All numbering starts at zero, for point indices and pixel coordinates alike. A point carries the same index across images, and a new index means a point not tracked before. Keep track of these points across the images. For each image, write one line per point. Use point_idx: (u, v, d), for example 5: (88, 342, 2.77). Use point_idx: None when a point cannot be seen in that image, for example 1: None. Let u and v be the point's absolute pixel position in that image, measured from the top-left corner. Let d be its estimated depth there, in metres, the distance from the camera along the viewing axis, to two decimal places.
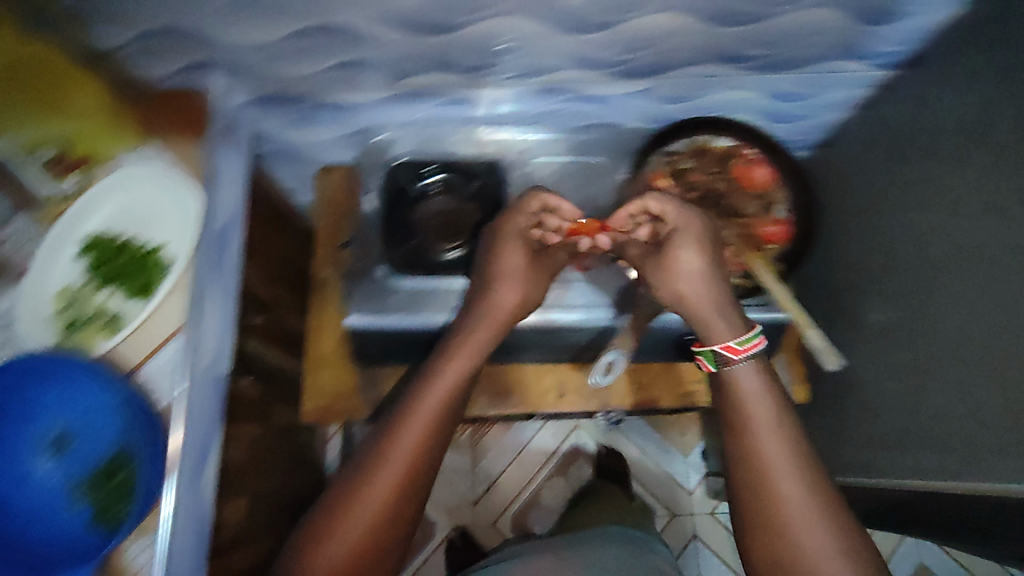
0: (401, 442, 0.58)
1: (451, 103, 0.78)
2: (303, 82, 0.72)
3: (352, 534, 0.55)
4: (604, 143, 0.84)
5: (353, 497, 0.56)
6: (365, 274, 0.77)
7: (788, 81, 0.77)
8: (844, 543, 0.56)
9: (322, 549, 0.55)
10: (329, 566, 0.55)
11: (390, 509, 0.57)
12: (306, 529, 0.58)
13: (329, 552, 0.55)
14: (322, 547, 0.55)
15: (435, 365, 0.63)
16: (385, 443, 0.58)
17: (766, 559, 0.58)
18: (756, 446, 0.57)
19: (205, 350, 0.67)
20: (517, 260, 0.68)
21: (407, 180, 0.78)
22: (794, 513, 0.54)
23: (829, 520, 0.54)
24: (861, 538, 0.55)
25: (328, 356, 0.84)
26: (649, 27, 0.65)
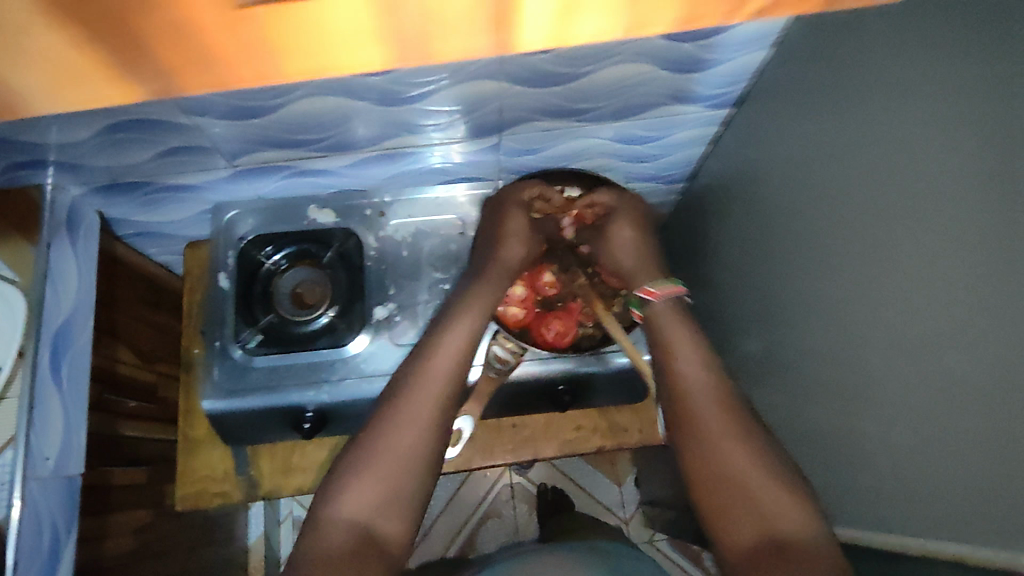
0: (408, 424, 0.58)
1: (299, 174, 0.78)
2: (132, 169, 0.71)
3: (376, 475, 0.56)
4: (452, 204, 0.82)
5: (387, 424, 0.59)
6: (223, 355, 0.75)
7: (633, 127, 0.79)
8: (725, 420, 0.59)
9: (360, 475, 0.56)
10: (399, 447, 0.57)
11: (403, 473, 0.57)
12: (341, 469, 0.58)
13: (359, 492, 0.55)
14: (352, 491, 0.55)
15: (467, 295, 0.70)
16: (408, 382, 0.61)
17: (703, 473, 0.58)
18: (688, 397, 0.61)
19: (43, 458, 0.66)
20: (507, 233, 0.74)
21: (254, 259, 0.79)
22: (744, 474, 0.56)
23: (783, 476, 0.56)
24: (738, 437, 0.58)
25: (204, 438, 0.83)
26: (477, 93, 0.66)
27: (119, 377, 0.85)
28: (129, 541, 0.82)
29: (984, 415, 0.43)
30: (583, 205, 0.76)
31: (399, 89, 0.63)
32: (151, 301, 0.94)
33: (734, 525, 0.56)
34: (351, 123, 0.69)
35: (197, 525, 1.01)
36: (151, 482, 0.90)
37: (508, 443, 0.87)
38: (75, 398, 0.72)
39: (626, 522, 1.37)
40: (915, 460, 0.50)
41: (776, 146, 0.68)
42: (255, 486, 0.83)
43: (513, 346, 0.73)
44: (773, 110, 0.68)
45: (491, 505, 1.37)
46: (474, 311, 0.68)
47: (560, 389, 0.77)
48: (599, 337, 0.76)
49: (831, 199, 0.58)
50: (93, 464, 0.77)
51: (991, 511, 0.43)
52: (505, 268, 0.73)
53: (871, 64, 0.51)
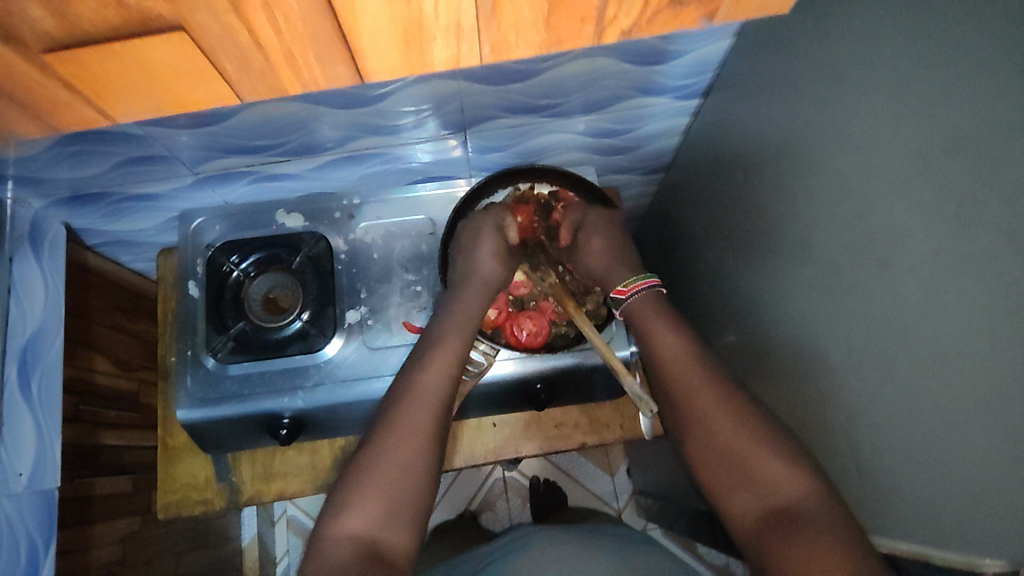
0: (406, 439, 0.61)
1: (265, 178, 0.77)
2: (94, 179, 0.70)
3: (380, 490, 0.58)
4: (422, 203, 0.82)
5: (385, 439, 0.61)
6: (196, 364, 0.75)
7: (602, 121, 0.77)
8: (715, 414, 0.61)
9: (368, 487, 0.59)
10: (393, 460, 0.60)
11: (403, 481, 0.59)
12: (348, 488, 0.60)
13: (365, 506, 0.58)
14: (362, 503, 0.58)
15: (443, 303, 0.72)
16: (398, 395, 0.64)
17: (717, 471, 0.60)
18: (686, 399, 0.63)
19: (15, 474, 0.66)
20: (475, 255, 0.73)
21: (222, 267, 0.78)
22: (745, 453, 0.58)
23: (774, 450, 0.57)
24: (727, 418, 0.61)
25: (183, 446, 0.82)
26: (439, 93, 0.65)
27: (97, 386, 0.85)
28: (115, 550, 0.82)
29: (962, 412, 0.42)
30: (542, 207, 0.78)
31: (361, 92, 0.62)
32: (126, 308, 0.93)
33: (741, 507, 0.57)
34: (314, 127, 0.67)
35: (185, 529, 1.01)
36: (135, 490, 0.90)
37: (490, 442, 0.87)
38: (47, 412, 0.72)
39: (619, 512, 1.38)
40: (888, 458, 0.50)
41: (759, 137, 0.67)
42: (237, 493, 0.83)
43: (485, 347, 0.73)
44: (752, 100, 0.67)
45: (484, 498, 1.37)
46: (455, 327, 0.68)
47: (536, 388, 0.76)
48: (572, 336, 0.74)
49: (817, 192, 0.57)
50: (73, 475, 0.77)
51: (962, 510, 0.43)
52: (486, 286, 0.72)
53: (855, 55, 0.50)
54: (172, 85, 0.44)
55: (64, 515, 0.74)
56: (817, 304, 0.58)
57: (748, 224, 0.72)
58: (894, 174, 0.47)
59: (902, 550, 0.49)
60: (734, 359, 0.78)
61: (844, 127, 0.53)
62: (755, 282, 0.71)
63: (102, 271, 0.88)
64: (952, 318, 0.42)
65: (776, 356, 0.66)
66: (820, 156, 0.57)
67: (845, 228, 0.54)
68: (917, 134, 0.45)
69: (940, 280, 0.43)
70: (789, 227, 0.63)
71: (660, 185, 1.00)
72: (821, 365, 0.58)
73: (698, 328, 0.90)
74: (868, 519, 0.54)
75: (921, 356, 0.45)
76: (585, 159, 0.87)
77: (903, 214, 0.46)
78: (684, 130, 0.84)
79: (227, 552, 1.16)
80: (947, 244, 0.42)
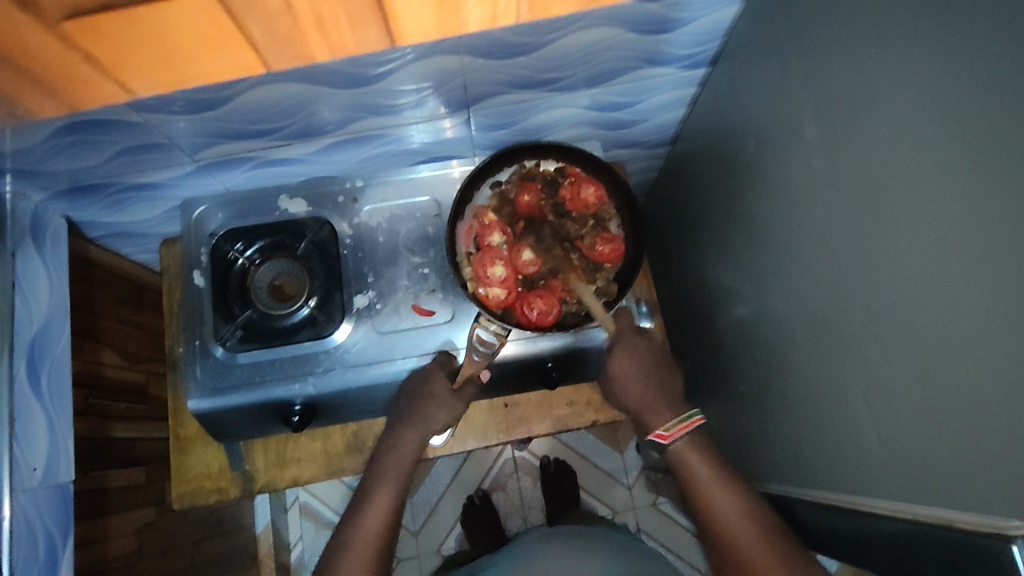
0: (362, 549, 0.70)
1: (266, 163, 0.76)
2: (93, 170, 0.69)
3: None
4: (426, 184, 0.81)
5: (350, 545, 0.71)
6: (204, 354, 0.74)
7: (607, 93, 0.76)
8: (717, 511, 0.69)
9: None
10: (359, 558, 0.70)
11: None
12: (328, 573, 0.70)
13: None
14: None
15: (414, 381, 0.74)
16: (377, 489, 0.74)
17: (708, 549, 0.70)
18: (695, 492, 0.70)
19: (30, 468, 0.66)
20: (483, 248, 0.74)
21: (226, 256, 0.77)
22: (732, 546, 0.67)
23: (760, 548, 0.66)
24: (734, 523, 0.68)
25: (195, 436, 0.82)
26: (440, 69, 0.63)
27: (106, 380, 0.84)
28: (131, 541, 0.82)
29: (979, 373, 0.42)
30: (547, 183, 0.77)
31: (361, 71, 0.60)
32: (131, 300, 0.93)
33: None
34: (314, 109, 0.66)
35: (200, 519, 1.02)
36: (149, 481, 0.90)
37: (502, 422, 0.87)
38: (58, 406, 0.71)
39: (629, 488, 1.38)
40: (904, 422, 0.49)
41: (767, 105, 0.66)
42: (251, 481, 0.83)
43: (495, 328, 0.72)
44: (760, 67, 0.66)
45: (495, 479, 1.38)
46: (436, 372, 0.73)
47: (548, 367, 0.77)
48: (585, 313, 0.73)
49: (828, 159, 0.56)
50: (86, 468, 0.77)
51: (977, 468, 0.43)
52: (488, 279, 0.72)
53: (868, 16, 0.49)
54: (196, 56, 0.50)
55: (80, 507, 0.74)
56: (830, 272, 0.58)
57: (756, 195, 0.71)
58: (909, 136, 0.46)
59: (925, 515, 0.49)
60: (745, 331, 0.77)
61: (856, 91, 0.52)
62: (765, 253, 0.70)
63: (105, 264, 0.87)
64: (971, 279, 0.42)
65: (789, 326, 0.66)
66: (831, 122, 0.55)
67: (857, 194, 0.53)
68: (934, 94, 0.44)
69: (957, 242, 0.43)
70: (798, 196, 0.62)
71: (665, 159, 0.98)
72: (836, 333, 0.57)
73: (706, 302, 0.90)
74: (883, 486, 0.54)
75: (938, 318, 0.45)
76: (589, 134, 0.86)
77: (919, 177, 0.46)
78: (690, 101, 0.83)
79: (242, 540, 1.17)
80: (966, 205, 0.42)
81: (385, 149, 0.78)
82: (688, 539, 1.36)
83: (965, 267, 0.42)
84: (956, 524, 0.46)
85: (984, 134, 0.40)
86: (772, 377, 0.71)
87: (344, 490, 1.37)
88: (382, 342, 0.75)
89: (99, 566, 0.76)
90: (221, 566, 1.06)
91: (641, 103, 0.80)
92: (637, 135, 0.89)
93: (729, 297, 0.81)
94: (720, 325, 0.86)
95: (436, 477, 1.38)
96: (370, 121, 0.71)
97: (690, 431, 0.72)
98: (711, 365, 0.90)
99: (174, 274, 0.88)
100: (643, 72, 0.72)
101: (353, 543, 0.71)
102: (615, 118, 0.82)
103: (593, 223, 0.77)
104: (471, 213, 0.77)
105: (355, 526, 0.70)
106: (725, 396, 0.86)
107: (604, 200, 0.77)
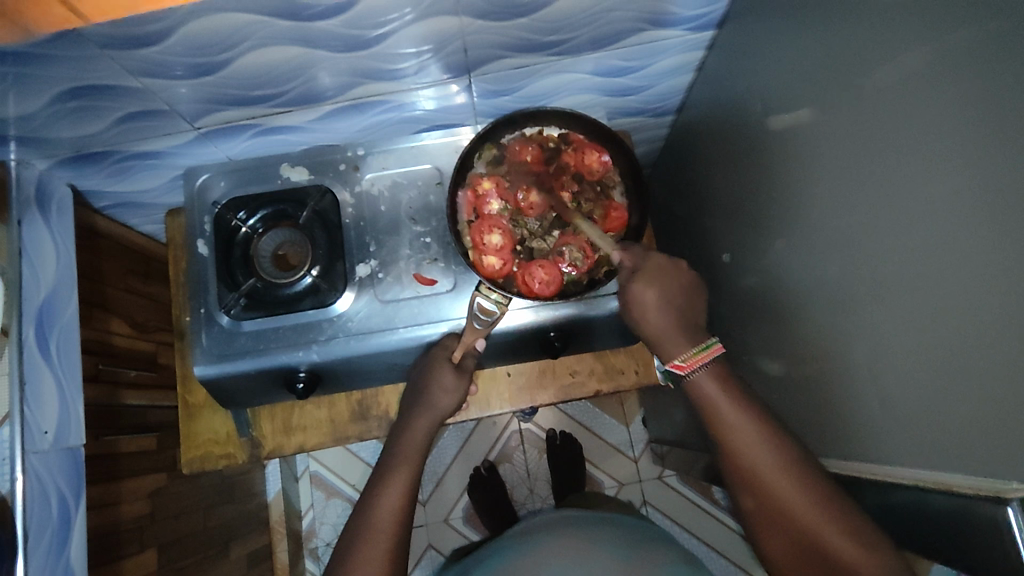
0: (391, 495, 0.67)
1: (267, 131, 0.76)
2: (97, 137, 0.69)
3: (379, 539, 0.64)
4: (429, 153, 0.81)
5: (374, 494, 0.68)
6: (210, 322, 0.75)
7: (611, 59, 0.75)
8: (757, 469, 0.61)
9: (364, 542, 0.64)
10: (384, 505, 0.67)
11: (396, 539, 0.65)
12: (346, 533, 0.67)
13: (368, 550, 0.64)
14: (359, 545, 0.64)
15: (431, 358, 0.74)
16: (392, 451, 0.72)
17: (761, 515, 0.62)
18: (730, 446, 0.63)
19: (42, 432, 0.68)
20: (482, 217, 0.74)
21: (230, 224, 0.77)
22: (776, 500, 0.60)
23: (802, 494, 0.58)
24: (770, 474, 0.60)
25: (203, 403, 0.84)
26: (441, 31, 0.62)
27: (116, 348, 0.86)
28: (144, 505, 0.84)
29: (985, 334, 0.41)
30: (548, 151, 0.76)
31: (360, 33, 0.60)
32: (139, 271, 0.94)
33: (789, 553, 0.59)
34: (314, 74, 0.65)
35: (212, 485, 1.04)
36: (161, 447, 0.92)
37: (506, 392, 0.87)
38: (68, 373, 0.73)
39: (636, 461, 1.39)
40: (909, 390, 0.49)
41: (776, 67, 0.64)
42: (258, 447, 0.84)
43: (497, 296, 0.71)
44: (767, 27, 0.64)
45: (502, 451, 1.39)
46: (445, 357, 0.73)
47: (551, 337, 0.77)
48: (586, 283, 0.73)
49: (836, 121, 0.55)
50: (98, 433, 0.79)
51: (982, 434, 0.42)
52: (487, 248, 0.73)
53: None
54: None
55: (94, 471, 0.76)
56: (836, 237, 0.56)
57: (762, 162, 0.69)
58: (922, 93, 0.45)
59: (925, 480, 0.49)
60: (751, 301, 0.77)
61: (868, 47, 0.50)
62: (771, 222, 0.69)
63: (111, 234, 0.88)
64: (977, 241, 0.41)
65: (795, 295, 0.65)
66: (839, 83, 0.54)
67: (862, 156, 0.52)
68: (950, 46, 0.42)
69: (963, 203, 0.42)
70: (803, 162, 0.60)
71: (672, 128, 0.96)
72: (840, 300, 0.56)
73: (712, 273, 0.89)
74: (883, 451, 0.53)
75: (944, 281, 0.44)
76: (594, 101, 0.84)
77: (926, 137, 0.44)
78: (697, 66, 0.81)
79: (253, 507, 1.19)
80: (976, 164, 0.41)
81: (387, 118, 0.78)
82: (693, 512, 1.37)
83: (974, 227, 0.41)
84: (957, 488, 0.45)
85: (999, 88, 0.39)
86: (777, 347, 0.71)
87: (353, 459, 1.39)
88: (386, 310, 0.75)
89: (114, 528, 0.78)
90: (231, 531, 1.08)
91: (647, 68, 0.78)
92: (642, 103, 0.88)
93: (736, 267, 0.80)
94: (727, 296, 0.84)
95: (443, 448, 1.39)
96: (371, 88, 0.70)
97: (710, 362, 0.67)
98: (719, 336, 0.89)
99: (179, 245, 0.89)
100: (648, 35, 0.71)
101: (371, 496, 0.68)
102: (620, 84, 0.81)
103: (598, 190, 0.76)
104: (471, 179, 0.75)
105: (371, 486, 0.70)
106: (731, 368, 0.86)
107: (609, 165, 0.76)
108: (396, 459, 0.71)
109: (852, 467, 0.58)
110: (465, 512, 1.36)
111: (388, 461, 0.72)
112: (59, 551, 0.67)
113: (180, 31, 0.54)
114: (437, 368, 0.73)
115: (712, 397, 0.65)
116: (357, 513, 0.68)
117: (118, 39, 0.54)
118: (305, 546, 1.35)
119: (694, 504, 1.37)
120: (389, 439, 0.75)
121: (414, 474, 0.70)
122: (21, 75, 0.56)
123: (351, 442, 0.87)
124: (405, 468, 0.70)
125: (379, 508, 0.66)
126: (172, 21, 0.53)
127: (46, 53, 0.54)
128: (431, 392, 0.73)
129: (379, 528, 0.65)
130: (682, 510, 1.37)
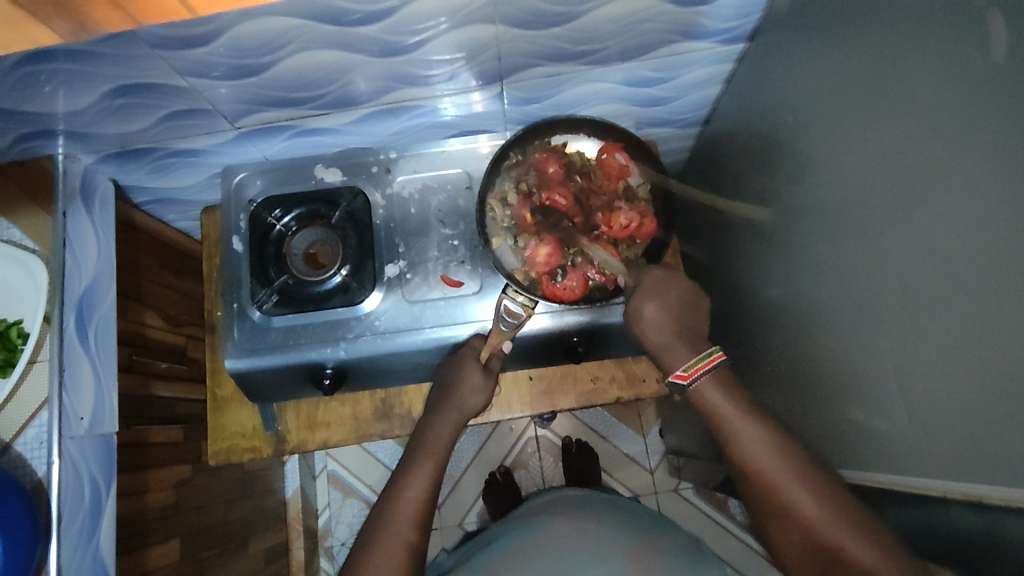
0: (414, 488, 0.68)
1: (303, 133, 0.78)
2: (140, 136, 0.72)
3: (404, 531, 0.64)
4: (458, 159, 0.83)
5: (398, 491, 0.68)
6: (242, 316, 0.77)
7: (640, 70, 0.76)
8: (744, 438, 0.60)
9: (389, 536, 0.64)
10: (407, 500, 0.67)
11: (417, 534, 0.65)
12: (366, 526, 0.67)
13: (393, 545, 0.63)
14: (386, 540, 0.64)
15: (457, 361, 0.75)
16: (416, 445, 0.73)
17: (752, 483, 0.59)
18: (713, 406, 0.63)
19: (77, 418, 0.70)
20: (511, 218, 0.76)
21: (264, 222, 0.80)
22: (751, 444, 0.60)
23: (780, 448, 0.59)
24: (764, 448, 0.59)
25: (231, 395, 0.85)
26: (477, 38, 0.64)
27: (149, 340, 0.88)
28: (169, 495, 0.86)
29: (1009, 348, 0.41)
30: (573, 159, 0.78)
31: (398, 39, 0.61)
32: (172, 265, 0.96)
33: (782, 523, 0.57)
34: (351, 78, 0.67)
35: (235, 479, 1.06)
36: (187, 439, 0.94)
37: (526, 395, 0.88)
38: (103, 361, 0.76)
39: (652, 472, 1.39)
40: (931, 403, 0.49)
41: (805, 80, 0.64)
42: (283, 441, 0.86)
43: (523, 299, 0.72)
44: (800, 41, 0.64)
45: (518, 457, 1.39)
46: (470, 360, 0.74)
47: (573, 341, 0.78)
48: (612, 289, 0.74)
49: (862, 133, 0.55)
50: (130, 422, 0.81)
51: (1005, 446, 0.43)
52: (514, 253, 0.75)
53: None
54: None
55: (125, 459, 0.78)
56: (860, 251, 0.57)
57: (786, 174, 0.70)
58: (948, 114, 0.45)
59: (952, 490, 0.49)
60: (774, 312, 0.77)
61: (896, 62, 0.50)
62: (796, 237, 0.69)
63: (148, 230, 0.91)
64: (999, 257, 0.41)
65: (818, 306, 0.65)
66: (865, 96, 0.55)
67: (889, 171, 0.52)
68: (977, 62, 0.42)
69: (985, 218, 0.42)
70: (829, 177, 0.61)
71: (699, 138, 0.97)
72: (864, 316, 0.57)
73: (736, 282, 0.89)
74: (908, 462, 0.54)
75: (963, 294, 0.45)
76: (622, 111, 0.86)
77: (948, 155, 0.45)
78: (726, 78, 0.81)
79: (271, 503, 1.21)
80: (995, 184, 0.41)
81: (418, 123, 0.79)
82: (711, 528, 1.35)
83: (993, 253, 0.42)
84: (987, 499, 0.45)
85: (1014, 109, 0.40)
86: (802, 357, 0.70)
87: (370, 460, 1.40)
88: (412, 310, 0.76)
89: (140, 516, 0.79)
90: (250, 525, 1.09)
91: (676, 78, 0.79)
92: (669, 113, 0.88)
93: (760, 277, 0.80)
94: (751, 308, 0.85)
95: (459, 452, 1.40)
96: (407, 93, 0.72)
97: (707, 371, 0.64)
98: (742, 344, 0.89)
99: (213, 241, 0.92)
100: (676, 47, 0.72)
101: (396, 489, 0.68)
102: (649, 95, 0.82)
103: (622, 194, 0.77)
104: (498, 179, 0.77)
105: (395, 481, 0.70)
106: (755, 379, 0.86)
107: (630, 169, 0.77)
108: (419, 454, 0.71)
109: (877, 478, 0.58)
110: (479, 517, 1.36)
111: (413, 457, 0.71)
112: (89, 537, 0.69)
113: (229, 32, 0.56)
114: (465, 367, 0.74)
115: (708, 391, 0.64)
116: (379, 507, 0.68)
117: (169, 39, 0.56)
118: (320, 545, 1.36)
119: (713, 521, 1.36)
120: (412, 436, 0.75)
121: (436, 468, 0.70)
122: (73, 72, 0.59)
123: (374, 440, 0.88)
124: (429, 460, 0.70)
125: (400, 503, 0.67)
126: (221, 24, 0.55)
127: (99, 53, 0.56)
128: (456, 392, 0.74)
129: (398, 521, 0.65)
130: (700, 526, 1.35)
